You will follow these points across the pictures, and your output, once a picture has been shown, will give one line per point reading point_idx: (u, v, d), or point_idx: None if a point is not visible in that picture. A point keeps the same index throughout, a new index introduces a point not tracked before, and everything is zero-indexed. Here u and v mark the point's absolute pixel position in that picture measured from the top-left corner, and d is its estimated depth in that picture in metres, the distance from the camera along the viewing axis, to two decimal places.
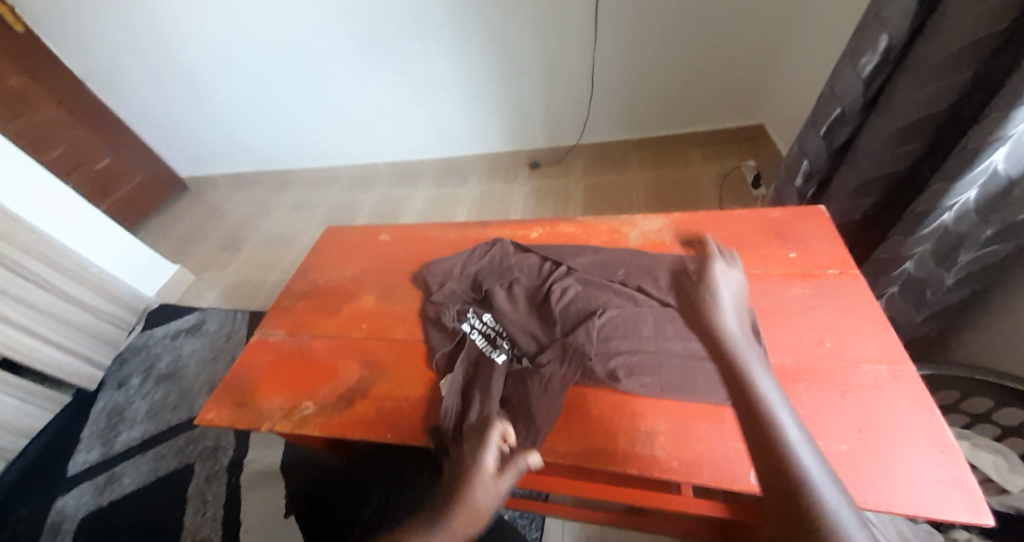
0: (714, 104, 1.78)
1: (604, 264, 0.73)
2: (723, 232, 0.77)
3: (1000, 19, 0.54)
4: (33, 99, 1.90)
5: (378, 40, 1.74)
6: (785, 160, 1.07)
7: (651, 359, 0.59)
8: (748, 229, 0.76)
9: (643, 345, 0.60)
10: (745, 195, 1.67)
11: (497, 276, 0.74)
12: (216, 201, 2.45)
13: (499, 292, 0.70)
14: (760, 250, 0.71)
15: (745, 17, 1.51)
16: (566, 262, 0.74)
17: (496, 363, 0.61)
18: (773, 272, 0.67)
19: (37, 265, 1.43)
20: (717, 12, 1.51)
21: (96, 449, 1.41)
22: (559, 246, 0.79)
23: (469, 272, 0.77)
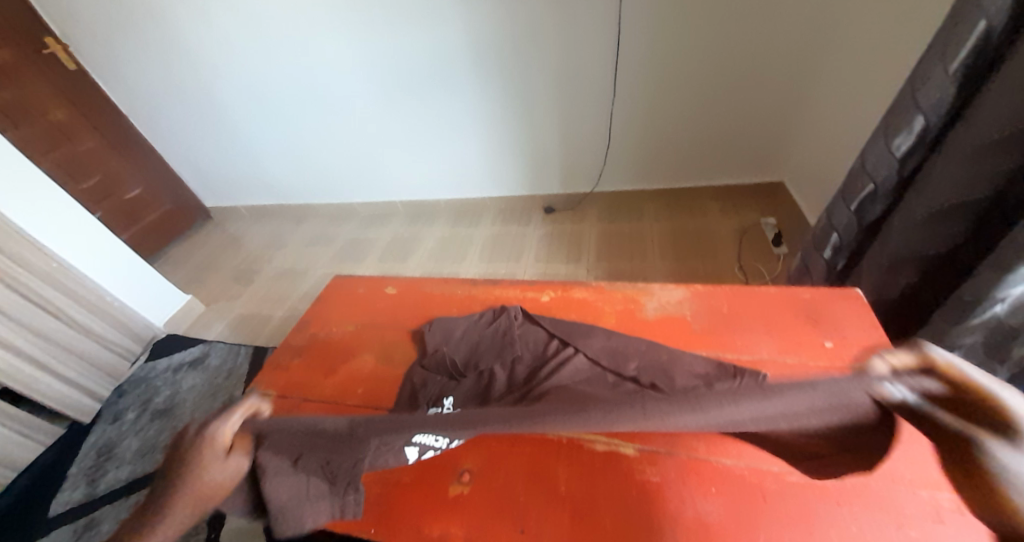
0: (732, 161, 1.77)
1: (614, 352, 0.67)
2: (747, 310, 0.71)
3: None
4: (76, 131, 2.01)
5: (401, 87, 1.81)
6: (812, 231, 1.03)
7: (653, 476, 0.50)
8: (775, 308, 0.71)
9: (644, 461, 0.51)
10: (766, 253, 1.62)
11: (497, 351, 0.70)
12: (236, 231, 2.50)
13: (496, 376, 0.66)
14: (789, 334, 0.66)
15: (765, 82, 1.54)
16: (575, 343, 0.69)
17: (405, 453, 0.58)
18: (805, 360, 0.62)
19: (51, 293, 1.43)
20: (738, 76, 1.53)
21: (80, 489, 1.35)
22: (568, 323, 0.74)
23: (470, 340, 0.74)
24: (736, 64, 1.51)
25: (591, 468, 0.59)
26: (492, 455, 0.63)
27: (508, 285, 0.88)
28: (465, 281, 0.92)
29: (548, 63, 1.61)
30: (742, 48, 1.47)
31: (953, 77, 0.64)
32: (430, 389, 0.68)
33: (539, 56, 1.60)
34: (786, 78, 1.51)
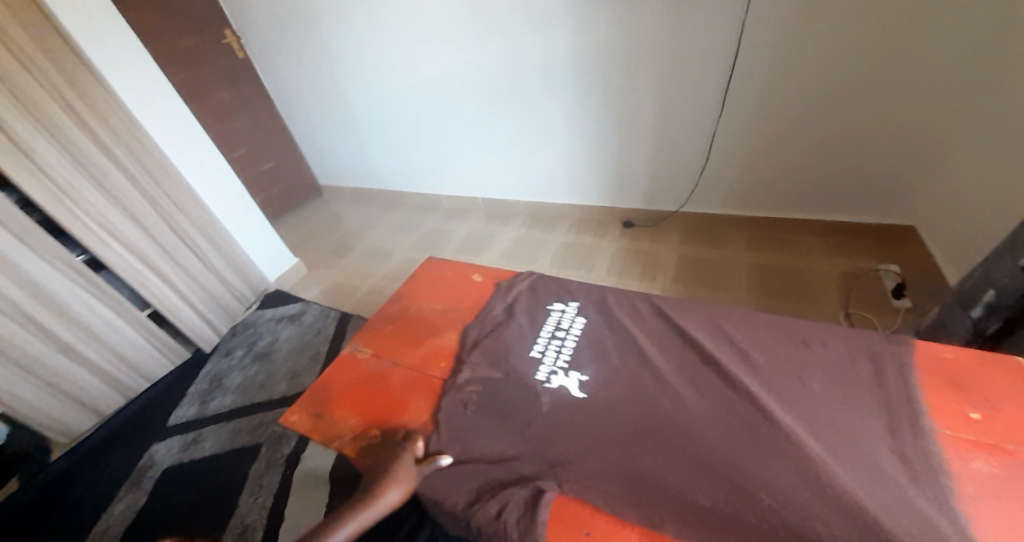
0: (857, 196, 1.56)
1: (767, 380, 0.65)
2: (873, 361, 0.64)
3: None
4: (234, 109, 2.38)
5: (502, 91, 1.89)
6: (958, 286, 0.89)
7: (753, 348, 0.71)
8: (893, 363, 0.63)
9: (745, 343, 0.72)
10: (882, 305, 1.42)
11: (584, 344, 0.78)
12: (338, 208, 2.80)
13: (651, 355, 0.73)
14: (908, 392, 0.59)
15: (912, 115, 1.34)
16: (723, 399, 0.64)
17: (572, 317, 0.85)
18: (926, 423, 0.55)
19: (198, 238, 1.71)
20: (876, 107, 1.36)
21: (194, 407, 1.59)
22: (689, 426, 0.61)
23: (597, 376, 0.72)
24: (877, 95, 1.34)
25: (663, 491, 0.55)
26: (555, 453, 0.62)
27: (589, 293, 0.90)
28: (554, 285, 0.93)
29: (653, 77, 1.58)
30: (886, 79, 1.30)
31: None
32: (521, 375, 0.75)
33: (646, 71, 1.57)
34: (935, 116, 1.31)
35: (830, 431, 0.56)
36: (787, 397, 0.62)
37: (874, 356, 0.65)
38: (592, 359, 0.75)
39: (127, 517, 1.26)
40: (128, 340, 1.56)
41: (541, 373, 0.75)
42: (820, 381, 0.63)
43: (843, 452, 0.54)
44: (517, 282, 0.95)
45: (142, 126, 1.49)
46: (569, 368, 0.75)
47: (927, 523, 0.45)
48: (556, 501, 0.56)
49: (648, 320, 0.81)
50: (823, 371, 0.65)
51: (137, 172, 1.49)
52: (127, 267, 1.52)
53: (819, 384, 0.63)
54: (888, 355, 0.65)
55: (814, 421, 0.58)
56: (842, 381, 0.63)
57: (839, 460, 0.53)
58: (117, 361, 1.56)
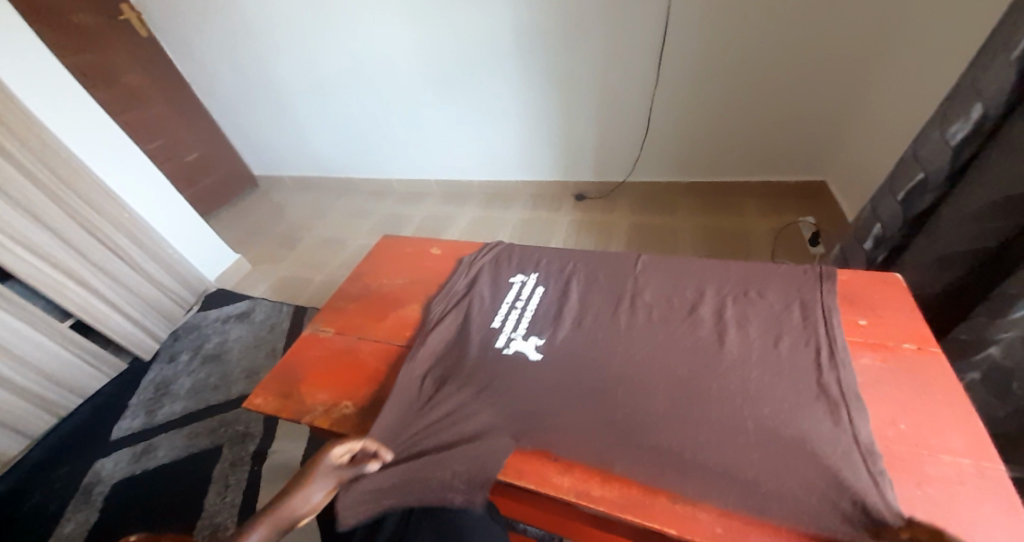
0: (778, 155, 1.72)
1: (699, 325, 0.70)
2: (793, 293, 0.72)
3: None
4: (145, 96, 2.15)
5: (445, 69, 1.86)
6: (856, 224, 1.03)
7: (686, 297, 0.76)
8: (808, 296, 0.70)
9: (677, 293, 0.78)
10: (801, 252, 1.59)
11: (542, 317, 0.79)
12: (281, 200, 2.65)
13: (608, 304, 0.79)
14: (823, 318, 0.66)
15: (818, 77, 1.48)
16: (660, 340, 0.69)
17: (531, 285, 0.87)
18: (836, 340, 0.62)
19: (121, 239, 1.57)
20: (789, 72, 1.50)
21: (139, 418, 1.49)
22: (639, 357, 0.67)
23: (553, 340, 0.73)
24: (789, 61, 1.47)
25: None
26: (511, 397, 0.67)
27: (547, 261, 0.93)
28: (521, 261, 0.94)
29: (593, 51, 1.62)
30: (795, 46, 1.43)
31: (1014, 62, 0.63)
32: (482, 346, 0.75)
33: (584, 44, 1.61)
34: (836, 80, 1.47)
35: (758, 355, 0.62)
36: (722, 330, 0.68)
37: (791, 294, 0.71)
38: (546, 323, 0.78)
39: (78, 535, 1.18)
40: (50, 354, 1.43)
41: (500, 340, 0.75)
42: (751, 315, 0.69)
43: (769, 370, 0.60)
44: (480, 256, 0.95)
45: (35, 115, 1.32)
46: (528, 334, 0.76)
47: (827, 429, 0.51)
48: (510, 455, 0.60)
49: (603, 278, 0.85)
50: (747, 310, 0.70)
51: (37, 168, 1.32)
52: (39, 276, 1.37)
53: (749, 319, 0.69)
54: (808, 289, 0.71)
55: (744, 349, 0.64)
56: (760, 315, 0.69)
57: (765, 378, 0.59)
58: (40, 378, 1.42)
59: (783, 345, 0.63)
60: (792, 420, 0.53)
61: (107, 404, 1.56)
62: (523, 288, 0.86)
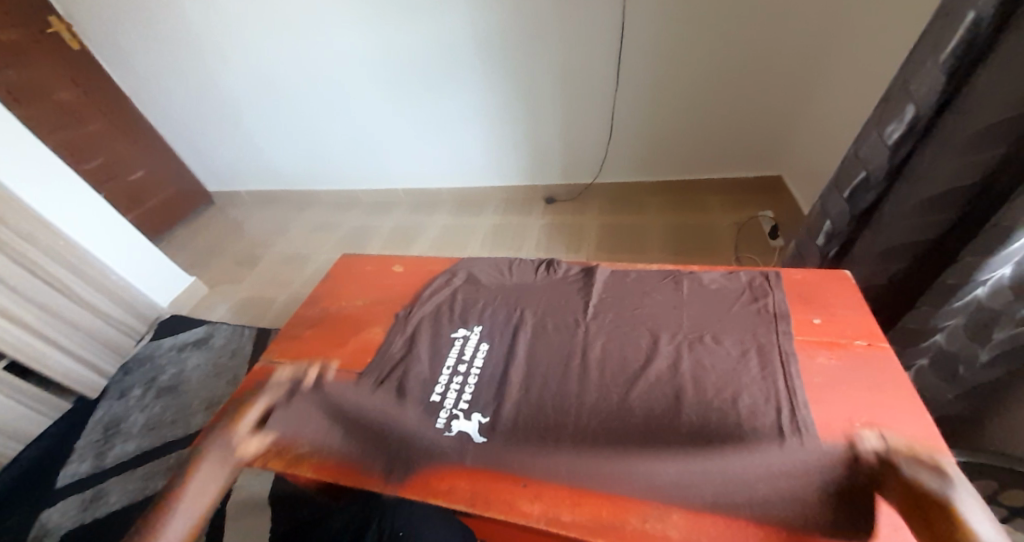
0: (735, 153, 1.77)
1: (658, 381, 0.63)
2: (754, 333, 0.66)
3: (1018, 103, 0.54)
4: (81, 112, 2.01)
5: (405, 77, 1.82)
6: (806, 220, 1.07)
7: (642, 346, 0.69)
8: (766, 341, 0.64)
9: (631, 338, 0.71)
10: (763, 246, 1.64)
11: (483, 384, 0.70)
12: (239, 216, 2.53)
13: (573, 316, 0.78)
14: (781, 366, 0.60)
15: (767, 77, 1.54)
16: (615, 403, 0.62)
17: (474, 338, 0.77)
18: (797, 397, 0.56)
19: (57, 269, 1.45)
20: (741, 73, 1.55)
21: (87, 462, 1.38)
22: (606, 372, 0.66)
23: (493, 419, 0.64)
24: (741, 61, 1.52)
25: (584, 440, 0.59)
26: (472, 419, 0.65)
27: (492, 310, 0.83)
28: (463, 312, 0.83)
29: (553, 55, 1.62)
30: (746, 47, 1.48)
31: (942, 65, 0.66)
32: (422, 428, 0.66)
33: (544, 48, 1.61)
34: (784, 78, 1.54)
35: (717, 417, 0.56)
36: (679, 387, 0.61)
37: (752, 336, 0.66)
38: (489, 390, 0.69)
39: None
40: None
41: (439, 421, 0.66)
42: (707, 366, 0.63)
43: (728, 431, 0.54)
44: (418, 310, 0.86)
45: None
46: (471, 409, 0.67)
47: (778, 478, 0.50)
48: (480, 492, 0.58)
49: (561, 304, 0.81)
50: (705, 355, 0.65)
51: None
52: None
53: (707, 372, 0.62)
54: (763, 331, 0.66)
55: (702, 413, 0.57)
56: (718, 360, 0.64)
57: (729, 444, 0.53)
58: None
59: (742, 403, 0.57)
60: (756, 480, 0.50)
61: (50, 449, 1.43)
62: (462, 343, 0.77)
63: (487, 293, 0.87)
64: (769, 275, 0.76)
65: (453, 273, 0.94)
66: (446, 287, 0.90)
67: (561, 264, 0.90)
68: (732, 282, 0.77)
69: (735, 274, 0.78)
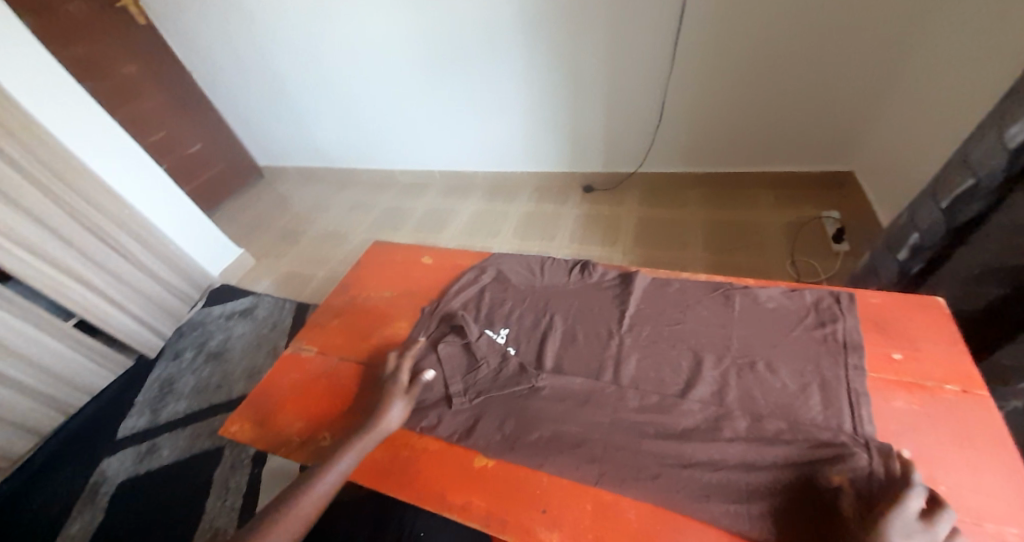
0: (802, 146, 1.60)
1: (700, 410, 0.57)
2: (812, 367, 0.59)
3: None
4: (143, 87, 2.11)
5: (446, 54, 1.76)
6: (887, 231, 0.95)
7: (682, 367, 0.64)
8: (830, 376, 0.57)
9: (670, 357, 0.65)
10: (824, 251, 1.49)
11: (496, 391, 0.66)
12: (284, 191, 2.62)
13: (607, 326, 0.73)
14: (845, 409, 0.53)
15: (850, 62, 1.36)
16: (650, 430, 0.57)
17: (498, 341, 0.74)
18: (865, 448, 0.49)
19: (121, 236, 1.54)
20: (818, 59, 1.37)
21: (144, 417, 1.50)
22: (642, 393, 0.61)
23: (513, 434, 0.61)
24: (820, 46, 1.34)
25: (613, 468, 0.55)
26: (494, 431, 0.62)
27: (520, 314, 0.79)
28: (489, 313, 0.81)
29: (604, 34, 1.50)
30: (828, 30, 1.30)
31: None
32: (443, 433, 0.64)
33: (595, 27, 1.49)
34: (870, 66, 1.34)
35: (771, 461, 0.50)
36: (722, 420, 0.55)
37: (812, 369, 0.58)
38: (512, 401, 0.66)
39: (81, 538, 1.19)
40: (56, 353, 1.42)
41: (458, 427, 0.64)
42: (758, 399, 0.57)
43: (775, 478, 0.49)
44: (451, 303, 0.84)
45: (27, 110, 1.28)
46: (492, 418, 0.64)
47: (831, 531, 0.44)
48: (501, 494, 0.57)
49: (595, 311, 0.76)
50: (753, 387, 0.58)
51: (35, 166, 1.30)
52: (41, 276, 1.35)
53: (756, 406, 0.56)
54: (827, 364, 0.58)
55: (743, 455, 0.52)
56: (768, 394, 0.57)
57: (785, 497, 0.47)
58: (47, 376, 1.42)
59: (801, 446, 0.50)
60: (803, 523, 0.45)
61: (113, 402, 1.57)
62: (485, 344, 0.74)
63: (516, 294, 0.83)
64: (840, 296, 0.67)
65: (482, 269, 0.90)
66: (473, 285, 0.87)
67: (597, 266, 0.85)
68: (793, 301, 0.69)
69: (798, 293, 0.69)
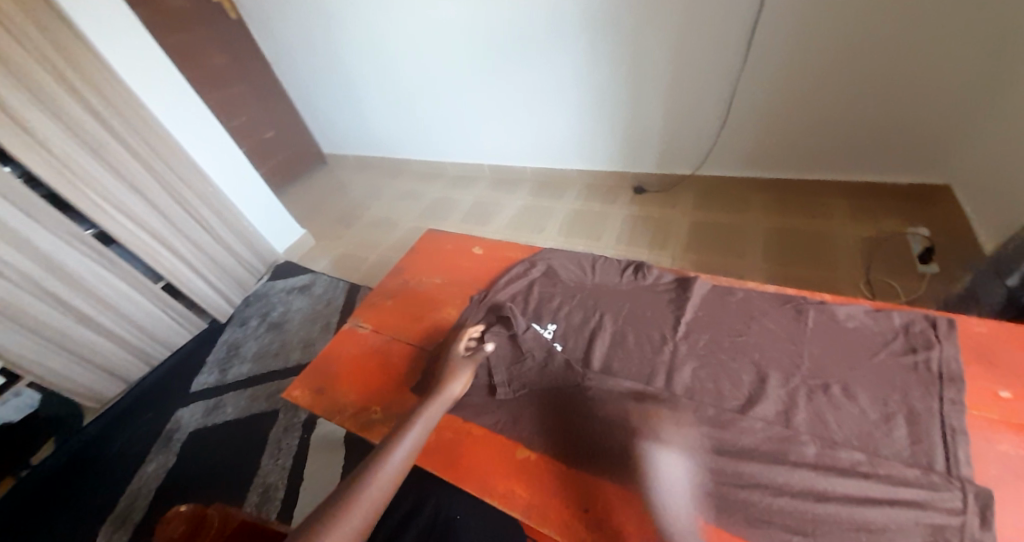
0: (890, 155, 1.44)
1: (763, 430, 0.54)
2: (896, 396, 0.53)
3: None
4: (229, 76, 2.29)
5: (508, 50, 1.75)
6: (997, 253, 0.84)
7: (744, 381, 0.60)
8: (919, 409, 0.51)
9: (729, 368, 0.62)
10: (908, 270, 1.34)
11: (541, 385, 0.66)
12: (344, 177, 2.76)
13: (661, 330, 0.70)
14: (936, 448, 0.48)
15: (948, 69, 1.20)
16: (706, 444, 0.54)
17: (545, 336, 0.74)
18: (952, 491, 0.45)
19: (203, 210, 1.69)
20: (908, 65, 1.24)
21: (213, 375, 1.64)
22: (698, 406, 0.58)
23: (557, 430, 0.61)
24: (913, 52, 1.21)
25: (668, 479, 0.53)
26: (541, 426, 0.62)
27: (568, 310, 0.78)
28: (537, 308, 0.80)
29: (672, 30, 1.43)
30: (922, 34, 1.17)
31: None
32: (490, 423, 0.65)
33: (659, 22, 1.43)
34: (969, 75, 1.19)
35: (841, 494, 0.47)
36: (787, 442, 0.52)
37: (894, 398, 0.53)
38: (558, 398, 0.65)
39: (156, 478, 1.33)
40: (145, 311, 1.59)
41: (501, 417, 0.65)
42: (830, 424, 0.53)
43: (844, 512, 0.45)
44: (498, 294, 0.84)
45: (133, 92, 1.43)
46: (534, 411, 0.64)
47: None
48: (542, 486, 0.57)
49: (648, 314, 0.74)
50: (824, 410, 0.54)
51: (137, 143, 1.45)
52: (138, 242, 1.52)
53: (829, 432, 0.52)
54: (916, 395, 0.53)
55: (810, 482, 0.48)
56: (842, 420, 0.53)
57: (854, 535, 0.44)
58: (137, 331, 1.59)
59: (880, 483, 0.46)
60: None
61: (189, 359, 1.74)
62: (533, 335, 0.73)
63: (564, 290, 0.83)
64: (937, 321, 0.60)
65: (531, 263, 0.90)
66: (522, 278, 0.87)
67: (651, 267, 0.82)
68: (877, 322, 0.62)
69: (884, 314, 0.63)
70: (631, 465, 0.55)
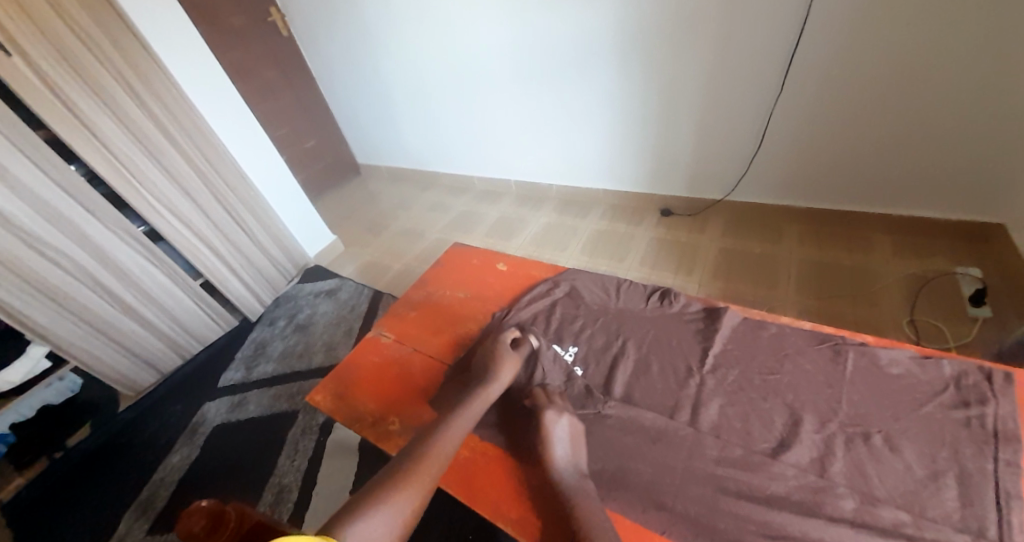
0: (938, 190, 1.37)
1: (795, 476, 0.51)
2: (946, 453, 0.50)
3: None
4: (277, 88, 2.43)
5: (542, 71, 1.79)
6: None
7: (776, 422, 0.57)
8: (970, 469, 0.48)
9: (760, 407, 0.59)
10: (957, 312, 1.26)
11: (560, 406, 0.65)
12: (375, 187, 2.85)
13: (686, 360, 0.68)
14: (990, 513, 0.44)
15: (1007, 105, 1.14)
16: (733, 488, 0.52)
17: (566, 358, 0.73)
18: None
19: (245, 213, 1.77)
20: (954, 103, 1.20)
21: (239, 372, 1.70)
22: (726, 445, 0.56)
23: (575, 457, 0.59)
24: (959, 90, 1.17)
25: (690, 521, 0.51)
26: None
27: (590, 333, 0.77)
28: (559, 329, 0.80)
29: (707, 56, 1.43)
30: (970, 72, 1.13)
31: None
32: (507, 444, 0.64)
33: (694, 47, 1.43)
34: None
35: None
36: (822, 493, 0.49)
37: (944, 456, 0.50)
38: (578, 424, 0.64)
39: (180, 469, 1.37)
40: (183, 306, 1.67)
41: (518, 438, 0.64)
42: (870, 478, 0.49)
43: None
44: (520, 312, 0.84)
45: (190, 101, 1.53)
46: None
47: None
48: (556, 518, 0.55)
49: (674, 343, 0.72)
50: (864, 462, 0.51)
51: (189, 148, 1.54)
52: (183, 240, 1.60)
53: (869, 486, 0.49)
54: (968, 454, 0.49)
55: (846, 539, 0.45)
56: (883, 473, 0.50)
57: None
58: (174, 325, 1.67)
59: None
60: None
61: (218, 355, 1.80)
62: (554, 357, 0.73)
63: (587, 312, 0.82)
64: (992, 373, 0.56)
65: (555, 283, 0.89)
66: (545, 297, 0.87)
67: (678, 295, 0.80)
68: (925, 371, 0.59)
69: (933, 362, 0.59)
70: (652, 502, 0.53)
